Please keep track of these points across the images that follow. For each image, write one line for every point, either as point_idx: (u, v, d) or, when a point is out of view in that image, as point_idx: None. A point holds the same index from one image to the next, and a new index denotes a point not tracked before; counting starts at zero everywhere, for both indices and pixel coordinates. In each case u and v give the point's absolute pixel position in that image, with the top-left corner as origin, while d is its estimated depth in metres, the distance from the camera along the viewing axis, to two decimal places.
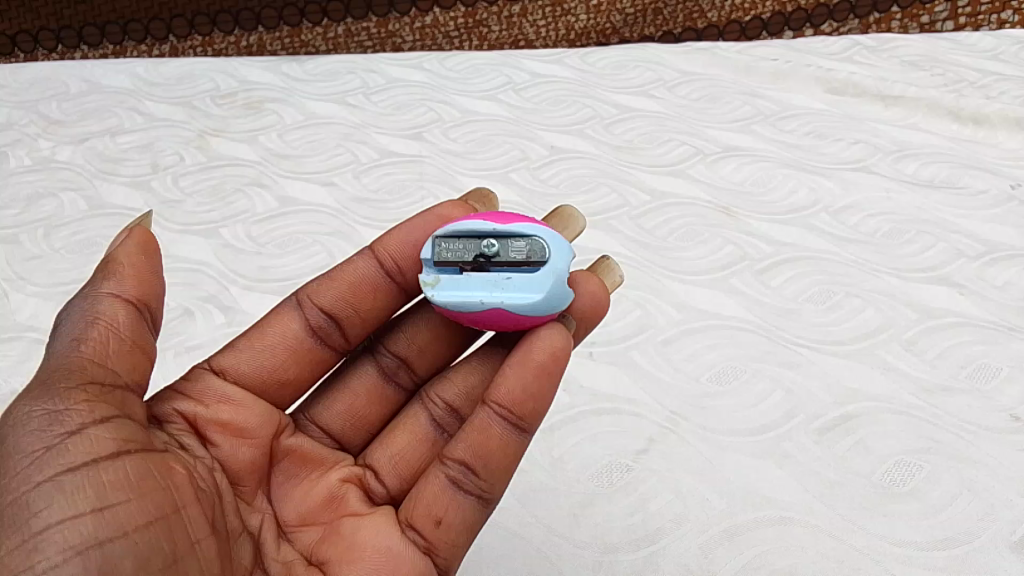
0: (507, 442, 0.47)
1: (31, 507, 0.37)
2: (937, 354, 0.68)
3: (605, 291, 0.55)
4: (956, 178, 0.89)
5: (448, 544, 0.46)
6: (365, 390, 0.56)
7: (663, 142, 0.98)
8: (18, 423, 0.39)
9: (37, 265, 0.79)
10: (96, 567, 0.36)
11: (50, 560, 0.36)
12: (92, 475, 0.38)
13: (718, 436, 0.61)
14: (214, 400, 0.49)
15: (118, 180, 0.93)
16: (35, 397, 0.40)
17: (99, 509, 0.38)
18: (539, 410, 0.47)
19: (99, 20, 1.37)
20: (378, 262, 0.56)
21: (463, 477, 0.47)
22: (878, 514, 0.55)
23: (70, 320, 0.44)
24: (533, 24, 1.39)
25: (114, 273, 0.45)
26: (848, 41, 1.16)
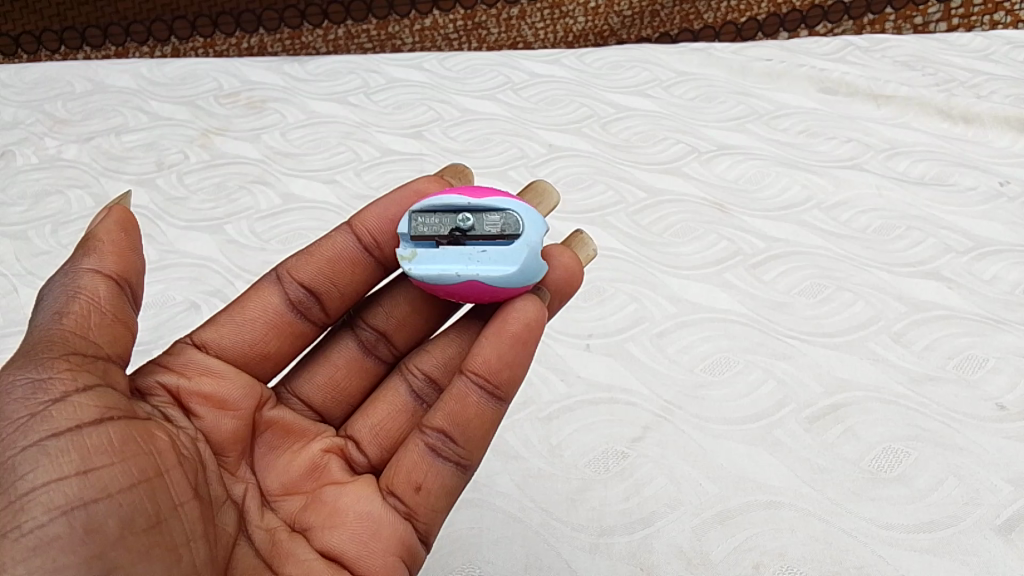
0: (484, 409, 0.49)
1: (17, 470, 0.38)
2: (925, 346, 0.70)
3: (579, 265, 0.57)
4: (946, 175, 0.91)
5: (428, 508, 0.49)
6: (345, 364, 0.58)
7: (659, 141, 1.00)
8: (3, 391, 0.41)
9: (46, 261, 0.81)
10: (81, 526, 0.38)
11: (37, 520, 0.37)
12: (76, 439, 0.40)
13: (711, 424, 0.62)
14: (196, 373, 0.51)
15: (123, 178, 0.94)
16: (19, 367, 0.41)
17: (84, 471, 0.39)
18: (515, 378, 0.49)
19: (102, 21, 1.39)
20: (356, 238, 0.57)
21: (441, 445, 0.49)
22: (866, 498, 0.57)
23: (52, 295, 0.45)
24: (532, 26, 1.41)
25: (95, 249, 0.47)
26: (841, 42, 1.18)
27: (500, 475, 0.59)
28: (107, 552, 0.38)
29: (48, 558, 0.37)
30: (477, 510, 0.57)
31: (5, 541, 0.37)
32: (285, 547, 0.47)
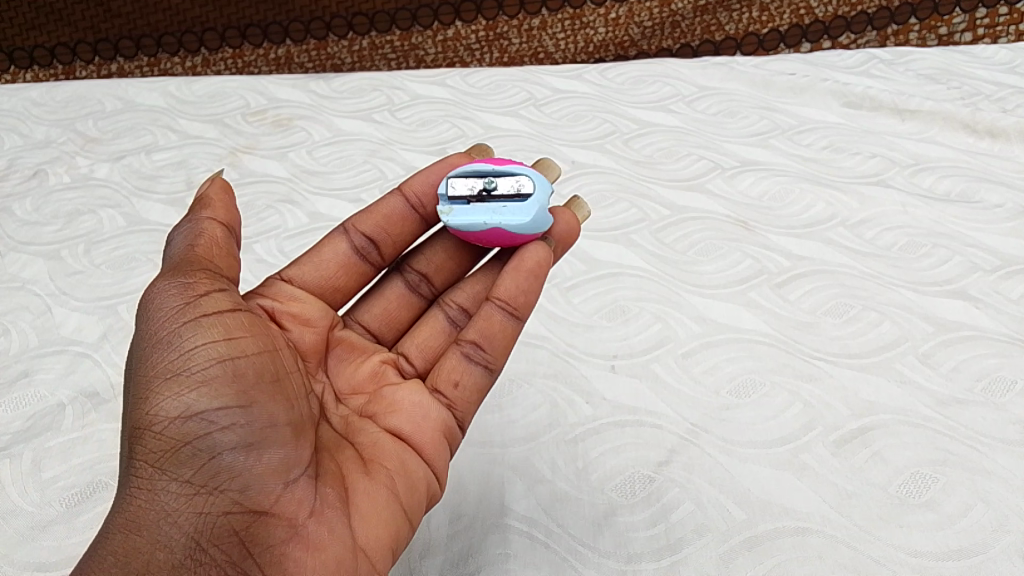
0: (507, 327, 0.60)
1: (182, 335, 0.50)
2: (952, 367, 0.69)
3: (577, 224, 0.67)
4: (972, 192, 0.91)
5: (464, 402, 0.59)
6: (395, 298, 0.69)
7: (681, 157, 1.00)
8: (161, 288, 0.53)
9: (79, 281, 0.82)
10: (231, 372, 0.50)
11: (202, 365, 0.49)
12: (219, 319, 0.52)
13: (738, 448, 0.63)
14: (288, 299, 0.63)
15: (154, 197, 0.96)
16: (172, 273, 0.54)
17: (228, 339, 0.51)
18: (530, 303, 0.60)
19: (134, 33, 1.41)
20: (405, 199, 0.69)
21: (474, 353, 0.59)
22: (894, 524, 0.57)
23: (181, 233, 0.57)
24: (552, 37, 1.41)
25: (211, 202, 0.59)
26: (865, 54, 1.18)
27: (528, 499, 0.59)
28: (250, 390, 0.50)
29: (211, 390, 0.49)
30: (505, 534, 0.57)
31: (181, 378, 0.48)
32: (356, 426, 0.57)
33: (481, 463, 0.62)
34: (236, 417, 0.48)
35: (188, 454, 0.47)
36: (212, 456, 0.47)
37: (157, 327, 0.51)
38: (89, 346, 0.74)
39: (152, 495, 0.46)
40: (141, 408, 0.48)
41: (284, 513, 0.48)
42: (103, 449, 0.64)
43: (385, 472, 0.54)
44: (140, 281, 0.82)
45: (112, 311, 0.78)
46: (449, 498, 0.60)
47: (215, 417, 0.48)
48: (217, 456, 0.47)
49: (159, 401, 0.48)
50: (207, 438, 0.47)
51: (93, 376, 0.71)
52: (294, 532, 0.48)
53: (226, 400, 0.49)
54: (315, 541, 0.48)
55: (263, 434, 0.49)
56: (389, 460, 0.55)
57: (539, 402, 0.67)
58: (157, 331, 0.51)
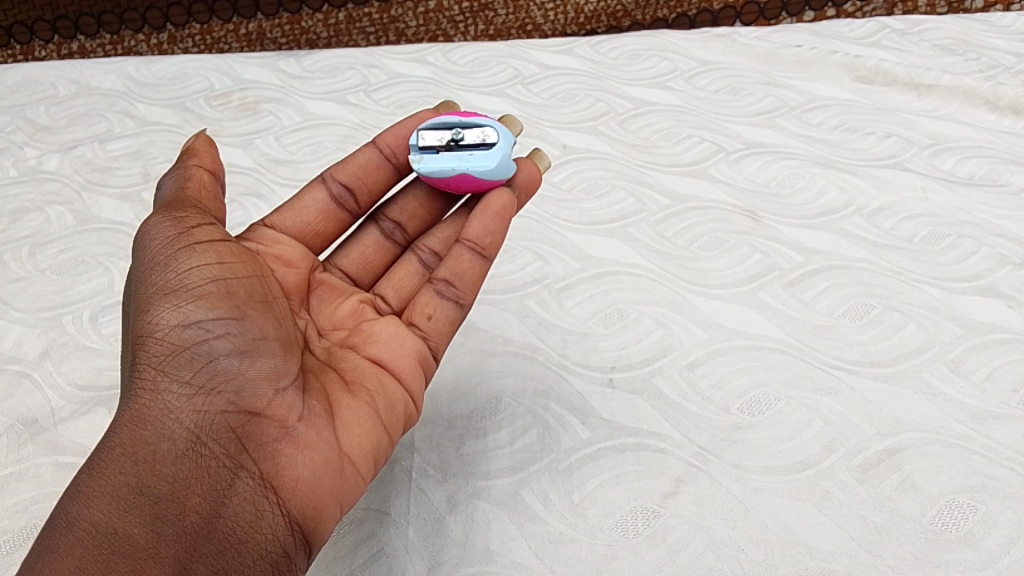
0: (476, 265, 0.57)
1: (176, 256, 0.49)
2: (986, 376, 0.63)
3: (538, 173, 0.64)
4: (996, 174, 0.83)
5: (438, 333, 0.57)
6: (372, 245, 0.65)
7: (681, 139, 0.92)
8: (154, 220, 0.52)
9: (21, 289, 0.75)
10: (224, 289, 0.49)
11: (196, 282, 0.48)
12: (211, 244, 0.51)
13: (752, 476, 0.56)
14: (269, 242, 0.61)
15: (107, 192, 0.88)
16: (165, 208, 0.53)
17: (220, 262, 0.50)
18: (498, 242, 0.58)
19: (94, 9, 1.32)
20: (380, 151, 0.66)
21: (444, 288, 0.56)
22: (930, 565, 0.51)
23: (169, 179, 0.56)
24: (540, 7, 1.32)
25: (196, 152, 0.57)
26: (875, 24, 1.10)
27: (518, 541, 0.53)
28: (242, 306, 0.49)
29: (206, 303, 0.48)
30: None
31: (178, 292, 0.48)
32: (338, 353, 0.55)
33: (465, 499, 0.55)
34: (230, 328, 0.48)
35: (186, 359, 0.46)
36: (209, 360, 0.46)
37: (152, 251, 0.50)
38: (30, 364, 0.67)
39: (152, 396, 0.45)
40: (141, 319, 0.47)
41: (275, 414, 0.47)
42: (40, 487, 0.57)
43: (366, 390, 0.52)
44: (89, 289, 0.74)
45: (56, 323, 0.70)
46: (428, 543, 0.53)
47: (211, 327, 0.47)
48: (213, 361, 0.47)
49: (157, 312, 0.47)
50: (204, 344, 0.47)
51: (33, 400, 0.64)
52: (286, 433, 0.47)
53: (220, 312, 0.48)
54: (306, 442, 0.47)
55: (257, 344, 0.48)
56: (369, 382, 0.53)
57: (529, 424, 0.60)
58: (153, 254, 0.50)
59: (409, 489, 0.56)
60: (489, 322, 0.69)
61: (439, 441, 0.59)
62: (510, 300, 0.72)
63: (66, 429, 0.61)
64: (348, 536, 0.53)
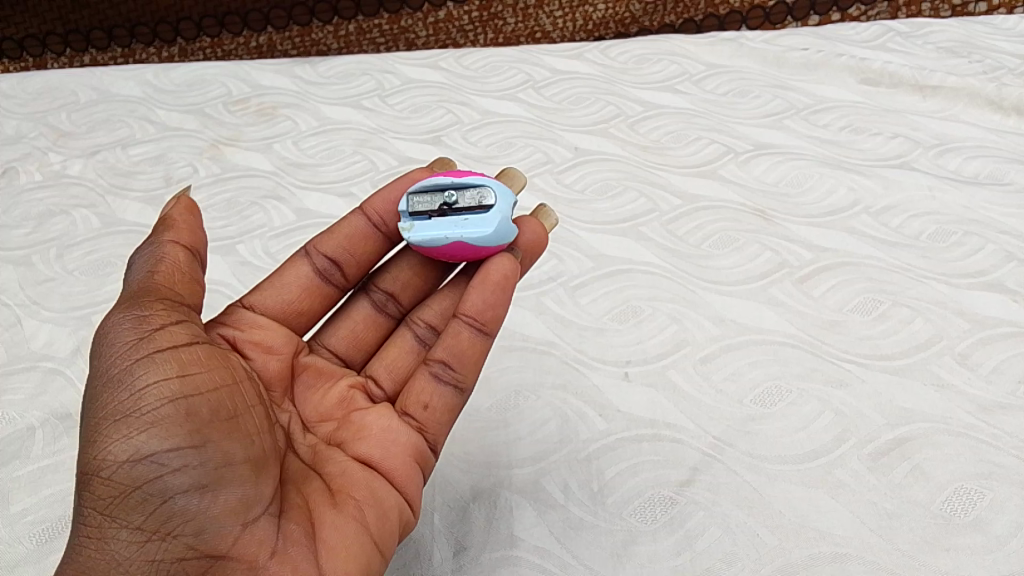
0: (474, 344, 0.54)
1: (131, 375, 0.45)
2: (993, 368, 0.64)
3: (544, 232, 0.62)
4: (1000, 173, 0.85)
5: (436, 422, 0.54)
6: (363, 320, 0.63)
7: (691, 141, 0.94)
8: (112, 327, 0.47)
9: (50, 290, 0.77)
10: (184, 411, 0.44)
11: (153, 404, 0.44)
12: (172, 355, 0.46)
13: (767, 465, 0.58)
14: (248, 326, 0.58)
15: (131, 196, 0.90)
16: (124, 310, 0.48)
17: (181, 376, 0.45)
18: (499, 317, 0.55)
19: (105, 24, 1.36)
20: (367, 219, 0.63)
21: (442, 372, 0.54)
22: (940, 548, 0.52)
23: (139, 260, 0.51)
24: (549, 16, 1.35)
25: (171, 227, 0.52)
26: (880, 28, 1.12)
27: (540, 527, 0.54)
28: (204, 429, 0.44)
29: (161, 431, 0.43)
30: (516, 569, 0.52)
31: (129, 420, 0.43)
32: (324, 454, 0.52)
33: (487, 488, 0.57)
34: (188, 460, 0.43)
35: (138, 500, 0.42)
36: (163, 500, 0.42)
37: (108, 365, 0.46)
38: (61, 361, 0.69)
39: (103, 544, 0.42)
40: (90, 452, 0.43)
41: (240, 555, 0.43)
42: (74, 479, 0.59)
43: (354, 502, 0.49)
44: (116, 289, 0.76)
45: (86, 322, 0.72)
46: (453, 529, 0.55)
47: (165, 460, 0.42)
48: (168, 500, 0.42)
49: (106, 445, 0.42)
50: (158, 482, 0.42)
51: (66, 396, 0.65)
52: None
53: (177, 441, 0.43)
54: None
55: (219, 474, 0.43)
56: (358, 490, 0.50)
57: (548, 416, 0.62)
58: (109, 369, 0.45)
59: (433, 479, 0.58)
60: (507, 320, 0.71)
61: (461, 434, 0.61)
62: (527, 298, 0.74)
63: None
64: None
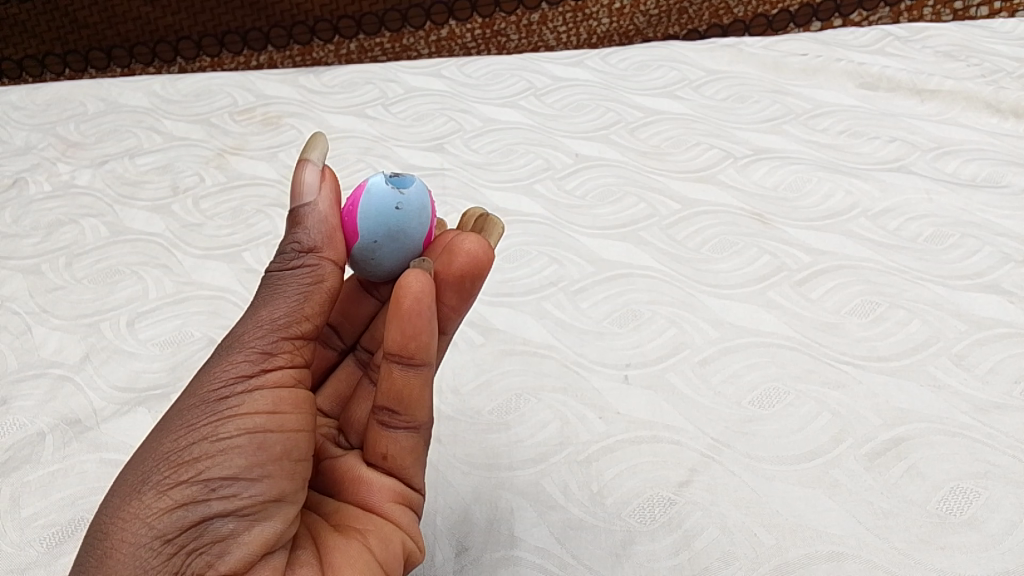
0: (410, 379, 0.48)
1: (223, 401, 0.43)
2: (989, 369, 0.65)
3: (485, 248, 0.51)
4: (999, 176, 0.86)
5: (402, 468, 0.50)
6: (347, 376, 0.57)
7: (691, 146, 0.95)
8: (223, 350, 0.46)
9: (59, 298, 0.78)
10: (258, 445, 0.42)
11: (229, 431, 0.42)
12: (268, 389, 0.44)
13: (764, 465, 0.58)
14: None
15: (138, 205, 0.91)
16: (237, 333, 0.46)
17: (274, 413, 0.44)
18: (427, 346, 0.48)
19: (104, 44, 1.46)
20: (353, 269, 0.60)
21: (388, 418, 0.49)
22: (935, 547, 0.53)
23: (276, 264, 0.48)
24: (554, 31, 1.44)
25: (314, 225, 0.48)
26: (879, 32, 1.13)
27: (540, 528, 0.55)
28: (269, 464, 0.43)
29: (232, 461, 0.42)
30: (518, 570, 0.53)
31: (206, 443, 0.42)
32: (315, 500, 0.50)
33: (489, 490, 0.58)
34: (244, 490, 0.42)
35: (179, 518, 0.41)
36: (202, 522, 0.41)
37: (201, 385, 0.44)
38: (70, 368, 0.70)
39: (129, 547, 0.40)
40: (154, 465, 0.42)
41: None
42: (84, 483, 0.60)
43: (357, 532, 0.47)
44: (124, 297, 0.77)
45: (95, 330, 0.74)
46: (455, 531, 0.55)
47: (220, 488, 0.41)
48: (207, 523, 0.41)
49: (172, 462, 0.42)
50: (203, 504, 0.41)
51: (75, 402, 0.67)
52: None
53: (240, 472, 0.42)
54: None
55: (264, 508, 0.43)
56: (363, 523, 0.48)
57: (548, 419, 0.63)
58: (200, 391, 0.44)
59: (434, 481, 0.59)
60: (509, 324, 0.72)
61: (463, 438, 0.62)
62: (528, 303, 0.74)
63: (109, 428, 0.64)
64: None
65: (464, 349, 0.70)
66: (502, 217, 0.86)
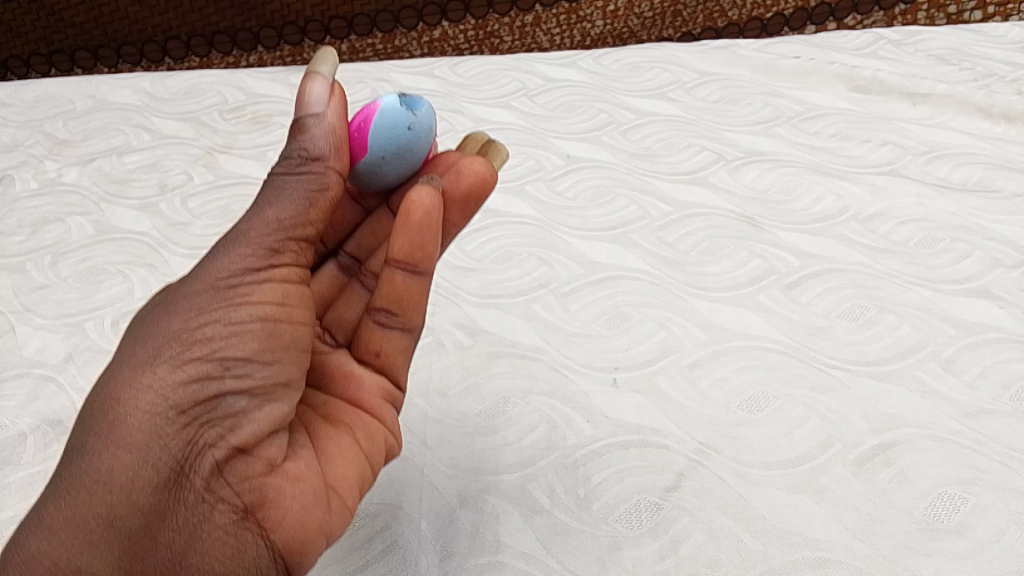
0: (412, 285, 0.52)
1: (228, 287, 0.45)
2: (978, 374, 0.65)
3: (491, 169, 0.56)
4: (990, 180, 0.86)
5: (394, 364, 0.54)
6: (329, 279, 0.58)
7: (682, 148, 0.95)
8: (227, 241, 0.46)
9: (43, 297, 0.77)
10: (266, 331, 0.44)
11: (237, 315, 0.44)
12: (272, 280, 0.46)
13: (752, 470, 0.58)
14: None
15: (126, 204, 0.90)
16: (241, 228, 0.47)
17: (280, 303, 0.45)
18: (431, 256, 0.52)
19: (90, 44, 1.45)
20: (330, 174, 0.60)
21: (386, 319, 0.53)
22: (922, 554, 0.52)
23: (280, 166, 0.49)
24: (547, 33, 1.44)
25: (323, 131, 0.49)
26: (872, 35, 1.13)
27: (526, 533, 0.55)
28: (274, 350, 0.44)
29: (238, 342, 0.43)
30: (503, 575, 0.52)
31: (212, 326, 0.43)
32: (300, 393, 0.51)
33: (475, 494, 0.57)
34: (253, 371, 0.43)
35: (193, 392, 0.41)
36: (214, 398, 0.42)
37: (206, 271, 0.45)
38: (53, 368, 0.69)
39: (141, 416, 0.40)
40: (161, 343, 0.42)
41: (263, 456, 0.44)
42: None
43: (346, 425, 0.50)
44: (110, 296, 0.77)
45: (79, 330, 0.73)
46: (440, 535, 0.55)
47: (231, 366, 0.43)
48: (218, 398, 0.42)
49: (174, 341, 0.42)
50: (216, 381, 0.42)
51: (58, 403, 0.66)
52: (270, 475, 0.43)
53: (248, 353, 0.43)
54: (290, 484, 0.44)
55: (271, 389, 0.44)
56: (351, 417, 0.51)
57: (536, 422, 0.62)
58: (204, 279, 0.45)
59: (420, 485, 0.58)
60: (497, 326, 0.72)
61: (449, 440, 0.61)
62: (517, 305, 0.74)
63: None
64: (364, 528, 0.55)
65: (451, 351, 0.69)
66: (492, 218, 0.85)
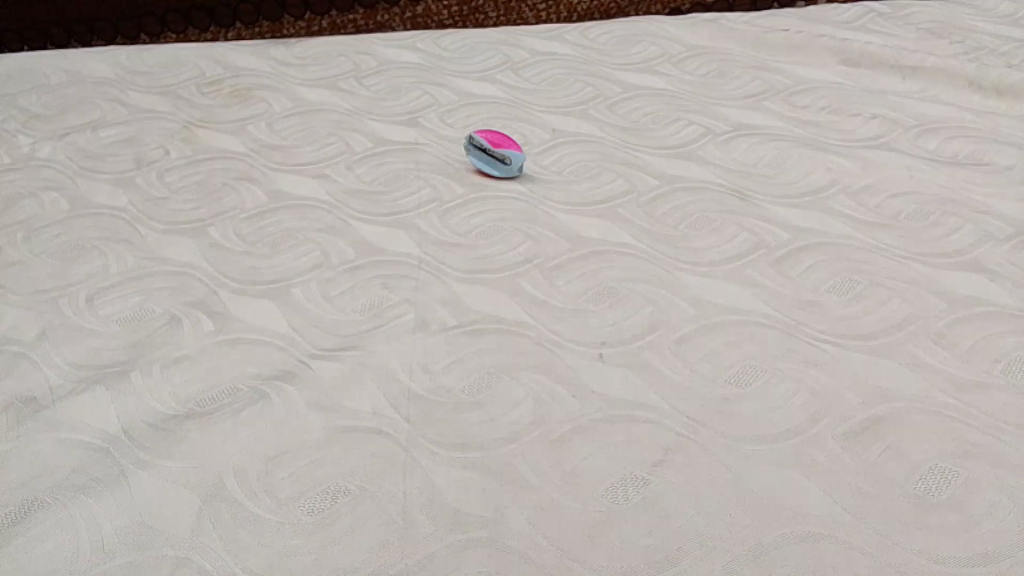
0: None
1: None
2: (968, 347, 0.64)
3: None
4: (980, 154, 0.85)
5: None
6: None
7: (670, 122, 0.93)
8: None
9: (16, 272, 0.75)
10: None
11: None
12: None
13: (741, 445, 0.57)
14: None
15: (101, 178, 0.88)
16: None
17: None
18: None
19: (62, 21, 1.41)
20: None
21: None
22: (914, 526, 0.51)
23: None
24: (533, 8, 1.42)
25: None
26: (862, 9, 1.12)
27: (511, 509, 0.54)
28: None
29: None
30: (487, 550, 0.51)
31: None
32: None
33: (459, 469, 0.56)
34: None
35: None
36: None
37: None
38: (26, 345, 0.67)
39: None
40: None
41: None
42: (38, 461, 0.57)
43: None
44: (85, 272, 0.75)
45: (54, 307, 0.71)
46: (424, 511, 0.53)
47: None
48: None
49: None
50: None
51: (30, 379, 0.64)
52: None
53: None
54: None
55: None
56: None
57: (521, 397, 0.61)
58: None
59: (403, 461, 0.57)
60: (482, 302, 0.70)
61: (433, 416, 0.60)
62: (502, 280, 0.73)
63: (64, 406, 0.61)
64: (347, 505, 0.54)
65: (435, 327, 0.68)
66: (477, 192, 0.84)
